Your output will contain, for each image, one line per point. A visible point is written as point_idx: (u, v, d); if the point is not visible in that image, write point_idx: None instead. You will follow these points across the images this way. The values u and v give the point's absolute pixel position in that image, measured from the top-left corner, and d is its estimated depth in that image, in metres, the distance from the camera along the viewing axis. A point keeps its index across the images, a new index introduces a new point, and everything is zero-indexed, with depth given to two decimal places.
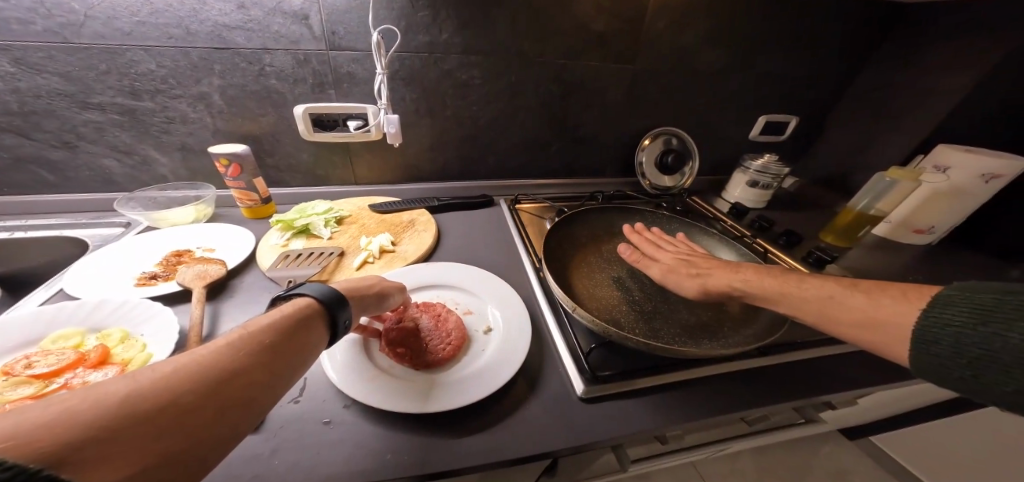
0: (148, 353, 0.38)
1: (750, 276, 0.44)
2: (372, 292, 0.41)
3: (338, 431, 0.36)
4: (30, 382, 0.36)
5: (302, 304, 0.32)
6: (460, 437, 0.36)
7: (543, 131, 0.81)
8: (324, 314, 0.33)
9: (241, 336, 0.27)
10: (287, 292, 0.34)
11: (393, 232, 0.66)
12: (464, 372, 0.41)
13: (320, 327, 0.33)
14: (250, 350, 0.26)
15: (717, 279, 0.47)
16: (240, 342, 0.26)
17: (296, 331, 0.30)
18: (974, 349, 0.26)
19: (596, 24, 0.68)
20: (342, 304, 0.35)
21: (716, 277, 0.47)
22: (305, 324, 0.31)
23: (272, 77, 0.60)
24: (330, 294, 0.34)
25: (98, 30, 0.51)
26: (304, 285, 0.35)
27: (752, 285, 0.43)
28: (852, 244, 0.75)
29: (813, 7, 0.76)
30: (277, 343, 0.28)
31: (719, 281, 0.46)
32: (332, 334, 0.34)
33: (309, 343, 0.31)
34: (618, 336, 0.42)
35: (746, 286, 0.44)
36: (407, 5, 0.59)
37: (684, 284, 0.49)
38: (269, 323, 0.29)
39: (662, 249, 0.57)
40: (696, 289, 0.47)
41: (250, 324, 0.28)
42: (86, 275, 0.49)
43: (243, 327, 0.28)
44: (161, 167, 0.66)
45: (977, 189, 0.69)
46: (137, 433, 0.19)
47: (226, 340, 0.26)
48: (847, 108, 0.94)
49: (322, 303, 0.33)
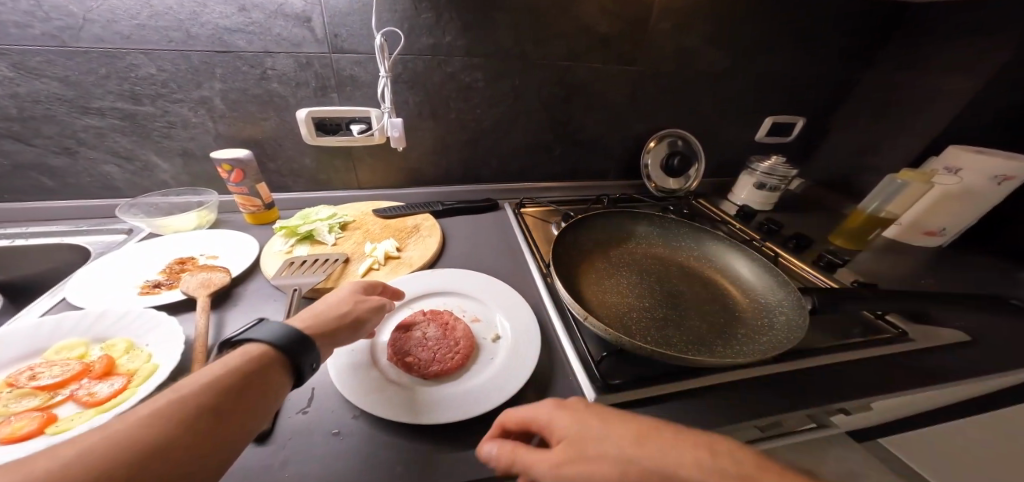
0: (154, 364, 0.37)
1: (672, 453, 0.28)
2: (343, 323, 0.38)
3: (345, 443, 0.35)
4: (35, 393, 0.35)
5: (253, 353, 0.30)
6: (469, 448, 0.35)
7: (548, 133, 0.80)
8: (283, 360, 0.31)
9: (173, 400, 0.24)
10: (235, 337, 0.31)
11: (398, 238, 0.65)
12: (474, 383, 0.40)
13: (275, 376, 0.30)
14: (184, 417, 0.24)
15: (619, 452, 0.28)
16: (171, 408, 0.24)
17: (244, 385, 0.28)
18: None
19: (601, 24, 0.67)
20: (304, 347, 0.33)
21: (617, 457, 0.28)
22: (255, 377, 0.29)
23: (274, 80, 0.59)
24: (285, 337, 0.32)
25: (97, 33, 0.50)
26: (257, 326, 0.33)
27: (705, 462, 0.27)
28: (861, 247, 0.75)
29: (822, 5, 0.74)
30: (220, 403, 0.26)
31: (618, 468, 0.27)
32: (297, 379, 0.32)
33: (263, 396, 0.29)
34: (630, 344, 0.41)
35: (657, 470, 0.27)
36: (410, 6, 0.58)
37: (604, 461, 0.28)
38: (208, 383, 0.27)
39: None
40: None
41: (184, 385, 0.26)
42: (89, 284, 0.48)
43: (174, 390, 0.25)
44: (163, 173, 0.65)
45: (988, 190, 0.68)
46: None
47: (155, 406, 0.24)
48: (854, 108, 0.93)
49: (278, 349, 0.31)
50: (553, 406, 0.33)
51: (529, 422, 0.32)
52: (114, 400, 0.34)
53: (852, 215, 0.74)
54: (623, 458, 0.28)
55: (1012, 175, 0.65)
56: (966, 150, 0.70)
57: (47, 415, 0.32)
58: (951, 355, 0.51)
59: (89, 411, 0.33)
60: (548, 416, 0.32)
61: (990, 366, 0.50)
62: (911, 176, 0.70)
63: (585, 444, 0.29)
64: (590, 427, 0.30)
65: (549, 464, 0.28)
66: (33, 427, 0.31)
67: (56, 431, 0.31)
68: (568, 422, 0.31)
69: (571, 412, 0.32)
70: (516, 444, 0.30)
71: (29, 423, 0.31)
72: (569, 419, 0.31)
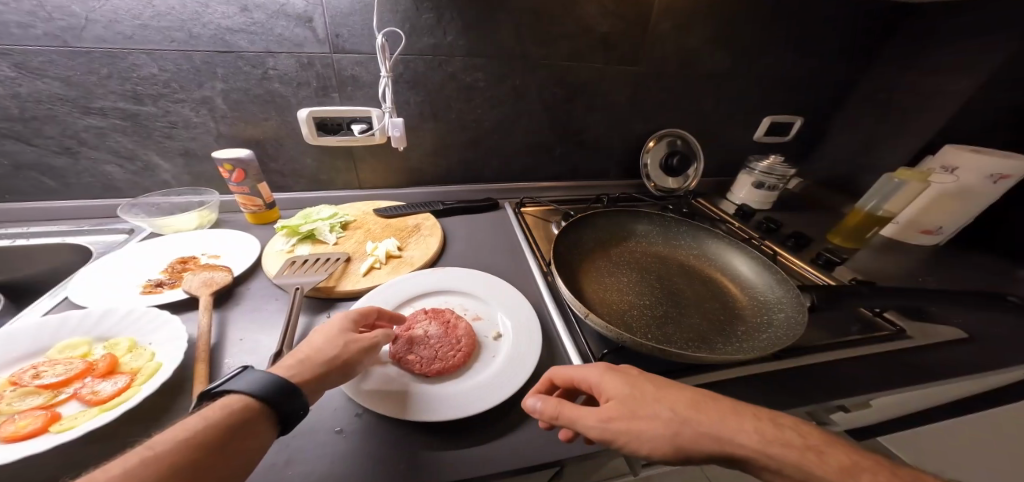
0: (157, 362, 0.37)
1: (718, 419, 0.31)
2: (335, 366, 0.37)
3: (349, 441, 0.35)
4: (38, 392, 0.35)
5: (235, 406, 0.30)
6: (472, 446, 0.36)
7: (548, 133, 0.80)
8: (269, 412, 0.30)
9: (145, 459, 0.24)
10: (217, 388, 0.31)
11: (398, 237, 0.65)
12: (476, 381, 0.41)
13: (256, 428, 0.29)
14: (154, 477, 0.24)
15: (667, 412, 0.31)
16: (143, 468, 0.24)
17: (224, 439, 0.27)
18: None
19: (601, 25, 0.68)
20: (286, 396, 0.31)
21: (664, 417, 0.31)
22: (236, 431, 0.28)
23: (275, 80, 0.59)
24: (267, 386, 0.31)
25: (99, 34, 0.50)
26: (241, 374, 0.32)
27: (749, 429, 0.30)
28: (860, 245, 0.75)
29: (819, 6, 0.75)
30: (195, 461, 0.26)
31: (662, 428, 0.31)
32: (283, 430, 0.31)
33: (244, 451, 0.28)
34: (632, 342, 0.41)
35: (699, 430, 0.30)
36: (412, 7, 0.58)
37: (652, 421, 0.31)
38: (185, 438, 0.26)
39: None
40: (659, 447, 0.30)
41: (161, 439, 0.26)
42: (91, 283, 0.48)
43: (151, 445, 0.25)
44: (164, 173, 0.65)
45: (984, 190, 0.68)
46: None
47: (128, 466, 0.24)
48: (852, 108, 0.94)
49: (261, 400, 0.30)
50: (604, 369, 0.35)
51: (579, 380, 0.36)
52: (118, 398, 0.34)
53: (850, 215, 0.74)
54: (669, 418, 0.31)
55: (1009, 174, 0.66)
56: (962, 150, 0.70)
57: (51, 414, 0.32)
58: (950, 352, 0.51)
59: (93, 409, 0.33)
60: (598, 379, 0.35)
61: (988, 363, 0.50)
62: (909, 174, 0.71)
63: (637, 405, 0.32)
64: (642, 390, 0.33)
65: (597, 417, 0.32)
66: (37, 425, 0.31)
67: (60, 429, 0.31)
68: (619, 384, 0.34)
69: (623, 375, 0.34)
70: (561, 401, 0.33)
71: (33, 422, 0.31)
72: (621, 382, 0.34)
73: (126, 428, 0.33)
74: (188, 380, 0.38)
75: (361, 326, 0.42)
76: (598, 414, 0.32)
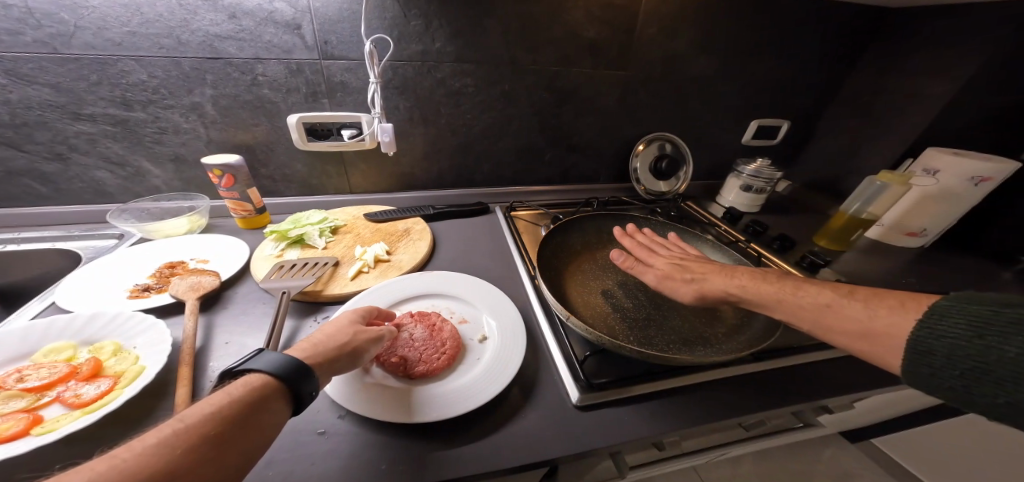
0: (141, 365, 0.38)
1: (766, 286, 0.40)
2: (343, 353, 0.37)
3: (331, 442, 0.35)
4: (20, 396, 0.35)
5: (254, 384, 0.29)
6: (452, 447, 0.36)
7: (538, 137, 0.81)
8: (284, 389, 0.30)
9: (177, 430, 0.24)
10: (236, 368, 0.31)
11: (388, 241, 0.66)
12: (458, 383, 0.41)
13: (278, 405, 0.30)
14: (188, 447, 0.24)
15: (693, 282, 0.46)
16: (175, 438, 0.24)
17: (246, 414, 0.27)
18: (968, 362, 0.26)
19: (588, 29, 0.69)
20: (305, 376, 0.32)
21: (689, 284, 0.46)
22: (259, 405, 0.29)
23: (265, 87, 0.60)
24: (286, 366, 0.31)
25: (88, 41, 0.51)
26: (258, 356, 0.32)
27: (773, 290, 0.39)
28: (845, 247, 0.76)
29: (800, 11, 0.77)
30: (224, 432, 0.26)
31: (693, 284, 0.46)
32: (297, 409, 0.31)
33: (267, 426, 0.28)
34: (612, 344, 0.42)
35: (743, 293, 0.42)
36: (400, 14, 0.59)
37: (676, 285, 0.47)
38: (213, 412, 0.26)
39: (656, 254, 0.55)
40: (691, 293, 0.45)
41: (191, 413, 0.26)
42: (79, 288, 0.49)
43: (180, 418, 0.25)
44: (155, 178, 0.66)
45: (967, 193, 0.69)
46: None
47: (159, 438, 0.24)
48: (838, 111, 0.95)
49: (278, 378, 0.30)
50: (663, 262, 0.51)
51: (653, 266, 0.52)
52: (101, 401, 0.34)
53: (834, 217, 0.75)
54: (691, 283, 0.46)
55: (990, 176, 0.66)
56: (945, 154, 0.71)
57: (34, 417, 0.33)
58: None
59: (76, 411, 0.33)
60: (660, 263, 0.51)
61: None
62: (891, 177, 0.72)
63: (672, 274, 0.48)
64: (681, 269, 0.49)
65: (654, 276, 0.49)
66: (19, 428, 0.31)
67: (41, 431, 0.31)
68: (662, 262, 0.51)
69: (671, 265, 0.50)
70: (629, 260, 0.53)
71: (16, 425, 0.32)
72: (664, 261, 0.52)
73: (108, 431, 0.33)
74: (171, 383, 0.38)
75: (367, 320, 0.43)
76: (654, 275, 0.49)
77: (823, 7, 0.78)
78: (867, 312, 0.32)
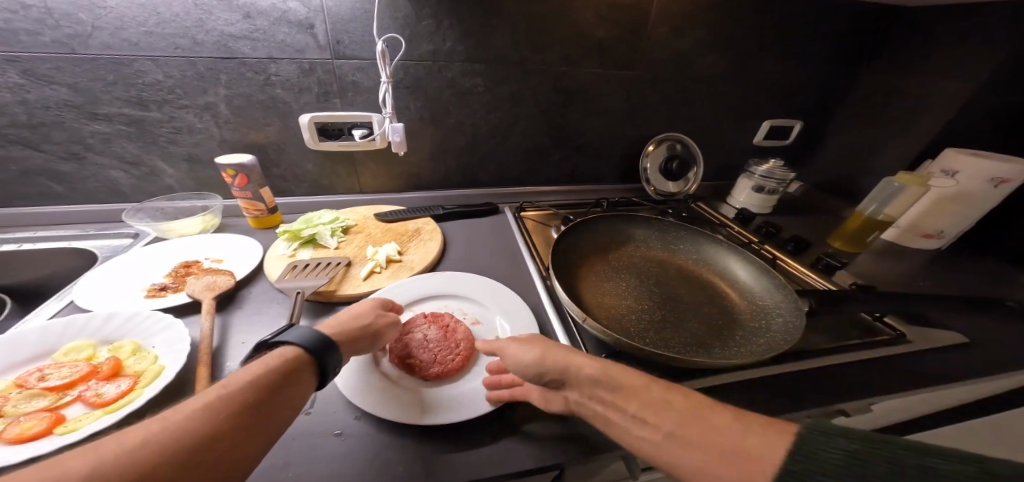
0: (160, 365, 0.38)
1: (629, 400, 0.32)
2: (367, 332, 0.39)
3: (348, 443, 0.35)
4: (43, 394, 0.35)
5: (289, 356, 0.31)
6: (469, 449, 0.36)
7: (547, 137, 0.81)
8: (314, 363, 0.31)
9: (220, 397, 0.25)
10: (270, 339, 0.32)
11: (399, 241, 0.66)
12: (473, 386, 0.41)
13: (309, 377, 0.31)
14: (230, 413, 0.24)
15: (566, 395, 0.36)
16: (218, 404, 0.24)
17: (279, 386, 0.28)
18: None
19: (597, 30, 0.68)
20: (331, 349, 0.33)
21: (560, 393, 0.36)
22: (292, 377, 0.30)
23: (278, 87, 0.60)
24: (319, 342, 0.32)
25: (105, 41, 0.51)
26: (291, 331, 0.34)
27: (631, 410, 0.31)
28: (860, 249, 0.75)
29: (815, 9, 0.75)
30: (263, 402, 0.26)
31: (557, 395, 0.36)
32: (323, 381, 0.32)
33: (299, 398, 0.29)
34: (628, 345, 0.42)
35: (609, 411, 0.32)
36: (411, 13, 0.59)
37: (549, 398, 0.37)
38: (251, 379, 0.27)
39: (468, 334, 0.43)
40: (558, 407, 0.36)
41: (230, 380, 0.27)
42: (97, 288, 0.49)
43: (221, 385, 0.26)
44: (169, 178, 0.66)
45: (985, 194, 0.68)
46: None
47: (203, 402, 0.24)
48: (850, 111, 0.94)
49: (311, 351, 0.31)
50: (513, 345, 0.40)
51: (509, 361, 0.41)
52: (122, 400, 0.34)
53: (851, 218, 0.74)
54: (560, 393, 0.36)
55: (1010, 177, 0.65)
56: (965, 154, 0.69)
57: (56, 416, 0.33)
58: (954, 358, 0.50)
59: (97, 411, 0.34)
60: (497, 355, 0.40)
61: (996, 367, 0.49)
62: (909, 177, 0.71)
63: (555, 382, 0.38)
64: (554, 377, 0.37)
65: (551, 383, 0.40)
66: (42, 426, 0.31)
67: (64, 431, 0.31)
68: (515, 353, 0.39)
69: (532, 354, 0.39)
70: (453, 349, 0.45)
71: (39, 424, 0.32)
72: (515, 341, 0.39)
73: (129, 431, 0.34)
74: (189, 383, 0.38)
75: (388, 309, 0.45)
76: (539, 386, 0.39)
77: (839, 5, 0.76)
78: (706, 442, 0.26)
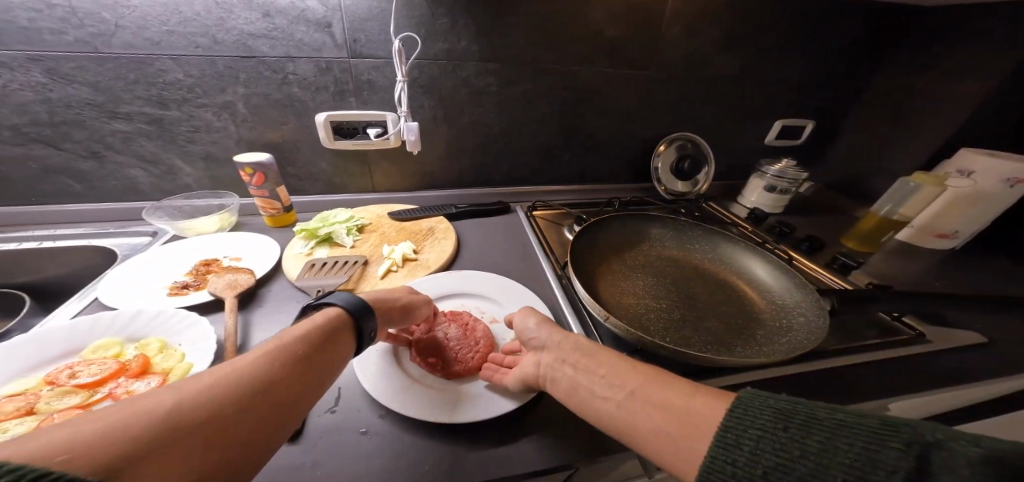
0: (188, 363, 0.38)
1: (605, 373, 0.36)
2: (399, 303, 0.43)
3: (375, 441, 0.36)
4: (75, 392, 0.36)
5: (333, 316, 0.35)
6: (495, 447, 0.36)
7: (559, 137, 0.81)
8: (352, 323, 0.36)
9: (276, 347, 0.29)
10: (317, 302, 0.37)
11: (414, 240, 0.66)
12: (494, 385, 0.41)
13: (348, 338, 0.35)
14: (283, 362, 0.28)
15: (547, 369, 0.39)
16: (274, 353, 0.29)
17: (323, 342, 0.32)
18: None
19: (611, 29, 0.68)
20: (367, 312, 0.38)
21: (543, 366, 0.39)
22: (335, 335, 0.34)
23: (295, 85, 0.60)
24: (358, 304, 0.37)
25: (128, 40, 0.51)
26: (332, 295, 0.39)
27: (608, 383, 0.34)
28: (874, 249, 0.75)
29: (828, 8, 0.75)
30: (310, 355, 0.30)
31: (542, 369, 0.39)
32: (360, 343, 0.36)
33: (339, 354, 0.33)
34: (650, 344, 0.42)
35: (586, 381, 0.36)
36: (427, 12, 0.59)
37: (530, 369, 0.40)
38: (303, 334, 0.32)
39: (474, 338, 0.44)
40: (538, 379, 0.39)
41: (284, 335, 0.31)
42: (119, 286, 0.49)
43: (277, 337, 0.30)
44: (186, 177, 0.66)
45: (1001, 194, 0.69)
46: (197, 441, 0.21)
47: (262, 351, 0.29)
48: (860, 111, 0.94)
49: (351, 312, 0.36)
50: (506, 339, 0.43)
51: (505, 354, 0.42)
52: None
53: (865, 218, 0.74)
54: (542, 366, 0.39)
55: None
56: (979, 154, 0.70)
57: None
58: (971, 358, 0.50)
59: None
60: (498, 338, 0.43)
61: (1014, 367, 0.49)
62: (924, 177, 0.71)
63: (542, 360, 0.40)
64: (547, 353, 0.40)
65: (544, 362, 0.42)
66: None
67: None
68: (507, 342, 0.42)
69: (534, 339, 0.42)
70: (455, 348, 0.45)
71: None
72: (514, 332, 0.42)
73: None
74: None
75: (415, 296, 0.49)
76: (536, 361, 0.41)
77: (853, 4, 0.76)
78: (665, 405, 0.30)
